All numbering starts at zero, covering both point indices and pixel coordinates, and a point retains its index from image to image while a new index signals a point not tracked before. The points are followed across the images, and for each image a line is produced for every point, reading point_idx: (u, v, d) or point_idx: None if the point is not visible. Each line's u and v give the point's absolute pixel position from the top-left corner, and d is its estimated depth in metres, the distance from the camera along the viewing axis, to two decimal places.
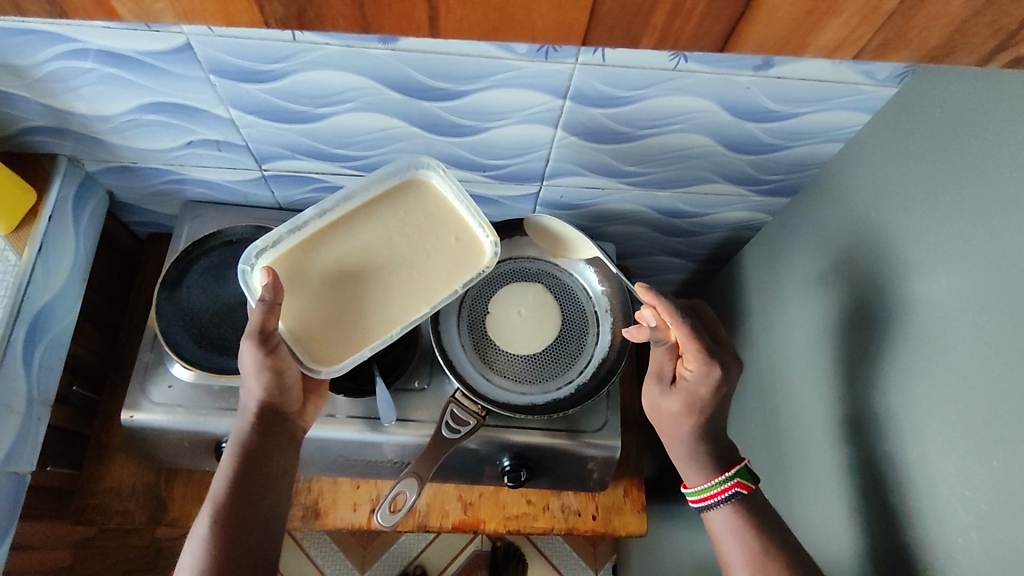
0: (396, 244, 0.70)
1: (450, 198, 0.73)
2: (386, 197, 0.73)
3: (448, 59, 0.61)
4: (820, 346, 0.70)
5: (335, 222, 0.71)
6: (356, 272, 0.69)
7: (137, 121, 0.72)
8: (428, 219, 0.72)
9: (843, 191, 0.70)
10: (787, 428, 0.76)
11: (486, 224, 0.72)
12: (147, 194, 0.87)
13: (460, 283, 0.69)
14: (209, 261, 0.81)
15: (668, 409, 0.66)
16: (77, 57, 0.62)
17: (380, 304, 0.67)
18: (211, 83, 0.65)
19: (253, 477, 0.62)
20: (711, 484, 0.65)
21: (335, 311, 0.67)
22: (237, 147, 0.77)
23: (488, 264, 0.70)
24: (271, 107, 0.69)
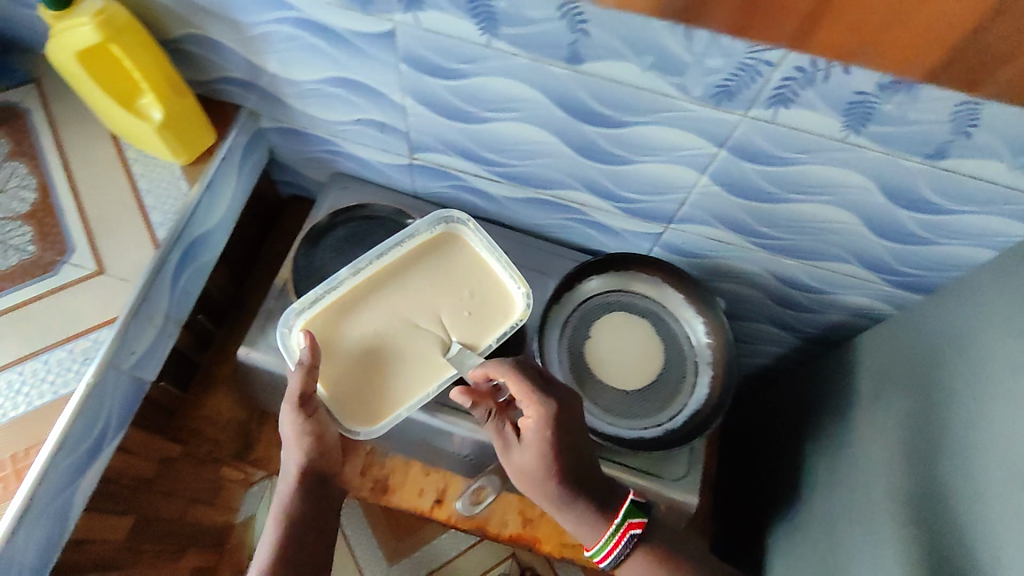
0: (427, 305, 0.75)
1: (481, 250, 0.78)
2: (422, 254, 0.78)
3: (622, 89, 0.64)
4: (926, 455, 0.67)
5: (369, 282, 0.75)
6: (394, 333, 0.73)
7: (320, 91, 0.78)
8: (465, 275, 0.77)
9: (985, 299, 0.67)
10: (871, 532, 0.72)
11: (517, 276, 0.77)
12: (304, 158, 0.94)
13: (494, 334, 0.74)
14: (344, 232, 0.86)
15: (536, 465, 0.65)
16: (291, 26, 0.69)
17: (418, 363, 0.72)
18: (398, 69, 0.71)
19: (298, 540, 0.66)
20: (608, 536, 0.66)
21: (370, 378, 0.72)
22: (398, 133, 0.83)
23: (521, 315, 0.75)
24: (444, 102, 0.74)
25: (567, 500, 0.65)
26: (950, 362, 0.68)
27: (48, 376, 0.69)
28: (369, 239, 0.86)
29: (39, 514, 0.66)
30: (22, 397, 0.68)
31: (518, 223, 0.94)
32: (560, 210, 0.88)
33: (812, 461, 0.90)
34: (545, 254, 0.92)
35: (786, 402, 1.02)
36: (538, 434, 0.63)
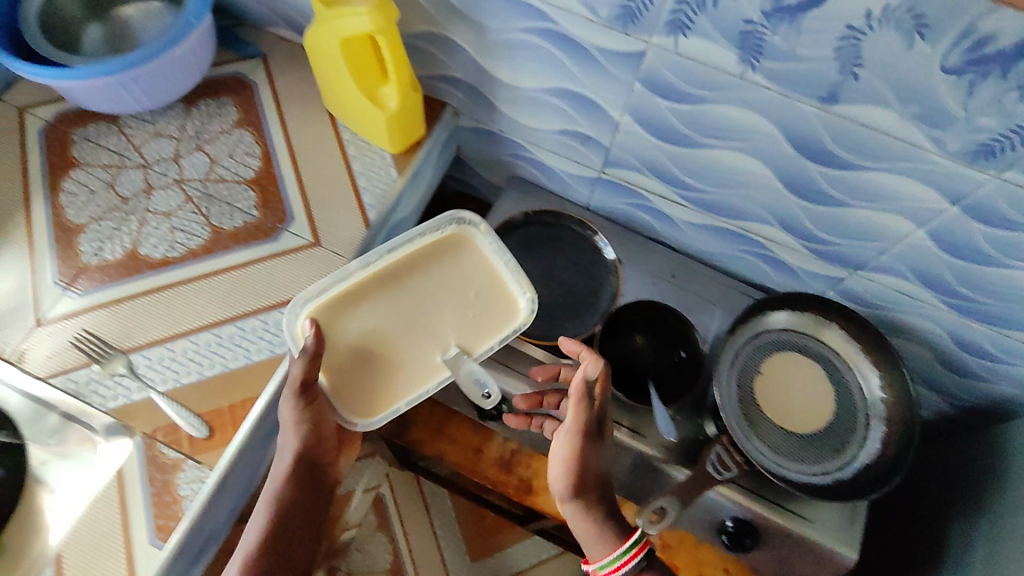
0: (433, 303, 0.75)
1: (493, 256, 0.78)
2: (432, 254, 0.77)
3: (871, 134, 0.64)
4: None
5: (376, 274, 0.75)
6: (401, 329, 0.74)
7: (536, 99, 0.81)
8: (472, 277, 0.77)
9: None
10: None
11: (523, 281, 0.77)
12: (487, 158, 0.98)
13: (495, 337, 0.75)
14: (527, 236, 0.90)
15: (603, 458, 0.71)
16: (537, 35, 0.72)
17: (422, 360, 0.73)
18: (631, 88, 0.72)
19: (286, 528, 0.65)
20: (616, 553, 0.67)
21: (371, 370, 0.72)
22: (598, 147, 0.84)
23: (524, 320, 0.75)
24: (664, 124, 0.74)
25: (584, 517, 0.68)
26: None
27: (266, 335, 0.74)
28: (547, 244, 0.89)
29: (237, 471, 0.69)
30: (242, 351, 0.73)
31: (689, 250, 0.93)
32: (741, 242, 0.88)
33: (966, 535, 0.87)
34: (715, 283, 0.92)
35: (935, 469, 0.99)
36: (570, 446, 0.67)
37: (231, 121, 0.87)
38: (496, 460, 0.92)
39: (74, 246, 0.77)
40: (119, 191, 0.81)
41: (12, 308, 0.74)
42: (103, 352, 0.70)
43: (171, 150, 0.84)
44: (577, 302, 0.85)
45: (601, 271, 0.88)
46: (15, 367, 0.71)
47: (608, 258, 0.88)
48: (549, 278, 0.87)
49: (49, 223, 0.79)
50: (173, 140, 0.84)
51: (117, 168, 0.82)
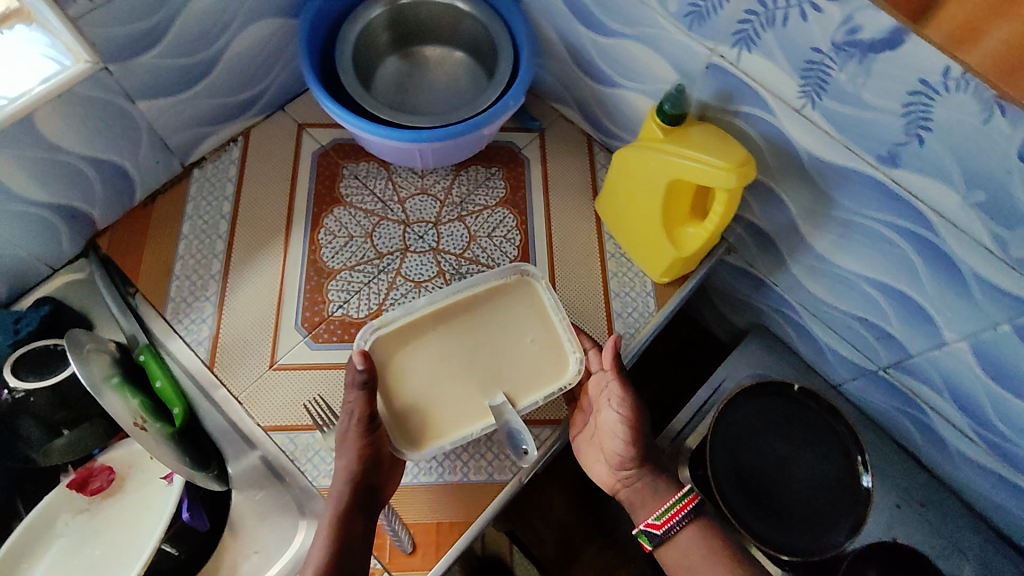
0: (489, 350, 0.67)
1: (549, 310, 0.69)
2: (492, 302, 0.70)
3: None
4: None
5: (439, 313, 0.68)
6: (446, 372, 0.66)
7: (846, 279, 0.70)
8: (524, 327, 0.69)
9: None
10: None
11: (575, 339, 0.69)
12: (734, 300, 0.88)
13: (543, 392, 0.66)
14: (777, 412, 0.79)
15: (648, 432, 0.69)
16: (897, 234, 0.61)
17: (461, 404, 0.65)
18: (997, 325, 0.60)
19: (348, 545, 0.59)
20: (669, 505, 0.68)
21: (424, 404, 0.64)
22: (895, 347, 0.72)
23: (571, 380, 0.66)
24: (1014, 372, 0.62)
25: (647, 482, 0.69)
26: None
27: (487, 455, 0.69)
28: (792, 426, 0.79)
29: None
30: (462, 464, 0.69)
31: (949, 480, 0.79)
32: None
33: None
34: (969, 531, 0.78)
35: None
36: (624, 416, 0.66)
37: (496, 197, 0.82)
38: None
39: (322, 292, 0.75)
40: (376, 244, 0.78)
41: (249, 340, 0.73)
42: (329, 421, 0.68)
43: (433, 213, 0.80)
44: (808, 517, 0.75)
45: (845, 505, 0.75)
46: (243, 407, 0.70)
47: (864, 485, 0.76)
48: (785, 468, 0.77)
49: (304, 259, 0.77)
50: (436, 202, 0.81)
51: (378, 218, 0.79)
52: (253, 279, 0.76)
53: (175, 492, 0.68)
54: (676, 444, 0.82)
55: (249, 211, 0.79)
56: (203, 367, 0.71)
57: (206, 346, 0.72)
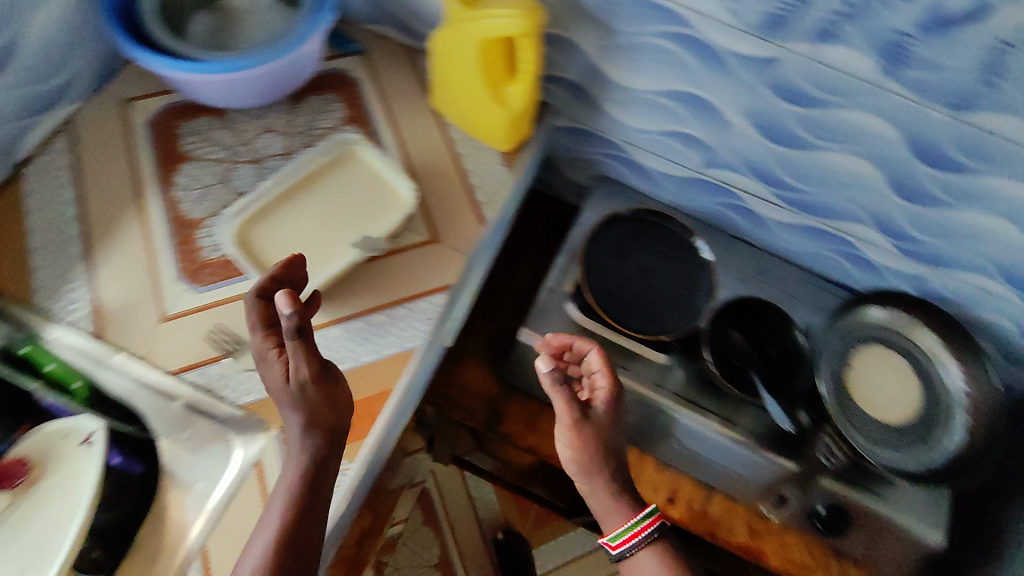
0: (338, 207, 0.76)
1: (376, 162, 0.78)
2: (327, 172, 0.77)
3: (991, 139, 0.68)
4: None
5: (287, 192, 0.75)
6: (306, 233, 0.74)
7: (650, 101, 0.84)
8: (362, 181, 0.78)
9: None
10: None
11: (402, 176, 0.77)
12: (575, 157, 1.00)
13: (392, 220, 0.75)
14: (635, 231, 0.92)
15: (600, 433, 0.75)
16: (671, 42, 0.74)
17: (328, 249, 0.73)
18: (757, 92, 0.75)
19: (311, 501, 0.60)
20: (623, 529, 0.74)
21: (297, 261, 0.72)
22: (703, 147, 0.87)
23: (411, 203, 0.76)
24: (783, 127, 0.78)
25: (602, 486, 0.75)
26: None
27: (394, 330, 0.74)
28: (643, 242, 0.91)
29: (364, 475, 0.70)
30: (372, 345, 0.73)
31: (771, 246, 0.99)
32: (827, 240, 0.93)
33: None
34: (803, 281, 0.96)
35: None
36: (566, 436, 0.74)
37: (339, 117, 0.87)
38: None
39: (192, 241, 0.77)
40: (234, 187, 0.81)
41: (133, 303, 0.73)
42: (236, 346, 0.70)
43: (281, 146, 0.84)
44: (667, 306, 0.88)
45: (683, 306, 0.88)
46: (143, 361, 0.70)
47: (704, 257, 0.90)
48: (647, 274, 0.90)
49: (165, 218, 0.78)
50: (281, 136, 0.85)
51: (229, 163, 0.82)
52: (119, 250, 0.76)
53: (96, 446, 0.71)
54: (557, 292, 0.92)
55: (94, 190, 0.79)
56: (92, 339, 0.71)
57: (88, 320, 0.72)
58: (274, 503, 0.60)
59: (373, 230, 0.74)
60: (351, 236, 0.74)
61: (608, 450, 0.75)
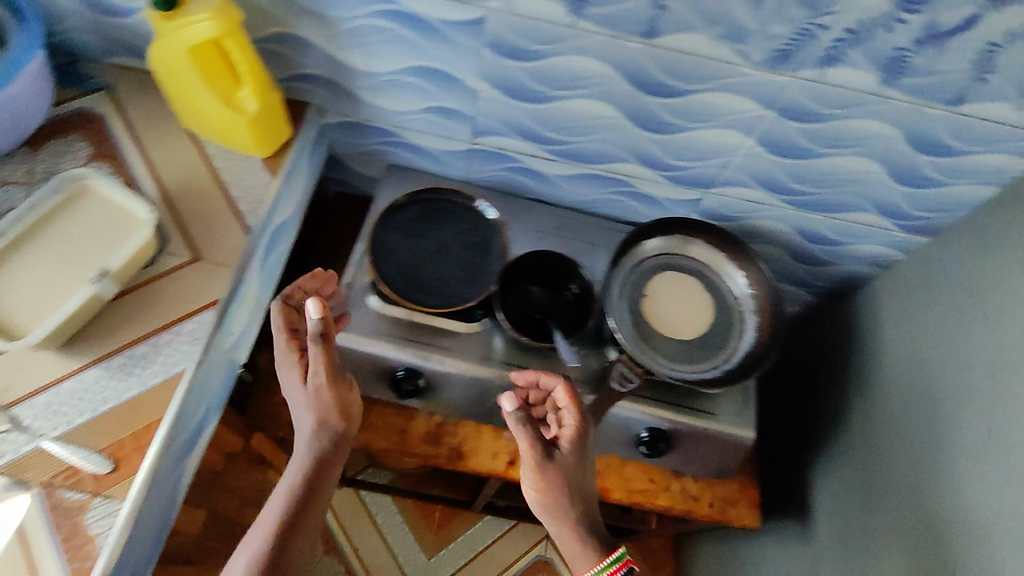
0: (75, 245, 0.73)
1: (112, 193, 0.76)
2: (62, 213, 0.75)
3: (690, 59, 0.72)
4: (983, 379, 0.76)
5: (16, 241, 0.72)
6: (42, 278, 0.71)
7: (396, 82, 0.84)
8: (101, 215, 0.75)
9: (1021, 234, 0.75)
10: (950, 465, 0.78)
11: (141, 201, 0.76)
12: (358, 151, 1.00)
13: (133, 246, 0.73)
14: (421, 211, 0.92)
15: (567, 474, 0.73)
16: (386, 19, 0.75)
17: (66, 289, 0.71)
18: (480, 55, 0.77)
19: (305, 495, 0.70)
20: (597, 569, 0.71)
21: (33, 308, 0.69)
22: (464, 118, 0.88)
23: (150, 225, 0.74)
24: (517, 84, 0.80)
25: (565, 529, 0.73)
26: (1001, 292, 0.76)
27: (159, 356, 0.73)
28: (434, 220, 0.92)
29: (148, 511, 0.67)
30: (137, 376, 0.71)
31: (564, 200, 1.02)
32: (607, 184, 0.97)
33: (854, 399, 1.00)
34: (599, 227, 1.00)
35: (813, 352, 1.13)
36: (530, 475, 0.74)
37: (83, 156, 0.82)
38: (423, 436, 0.94)
39: None
40: None
41: None
42: None
43: (18, 196, 0.79)
44: (463, 274, 0.89)
45: (479, 272, 0.89)
46: None
47: (490, 220, 0.93)
48: (441, 249, 0.90)
49: None
50: (18, 186, 0.79)
51: None
52: None
53: None
54: (357, 286, 0.91)
55: None
56: None
57: None
58: (278, 490, 0.70)
59: (114, 260, 0.72)
60: (90, 271, 0.71)
61: (575, 488, 0.74)
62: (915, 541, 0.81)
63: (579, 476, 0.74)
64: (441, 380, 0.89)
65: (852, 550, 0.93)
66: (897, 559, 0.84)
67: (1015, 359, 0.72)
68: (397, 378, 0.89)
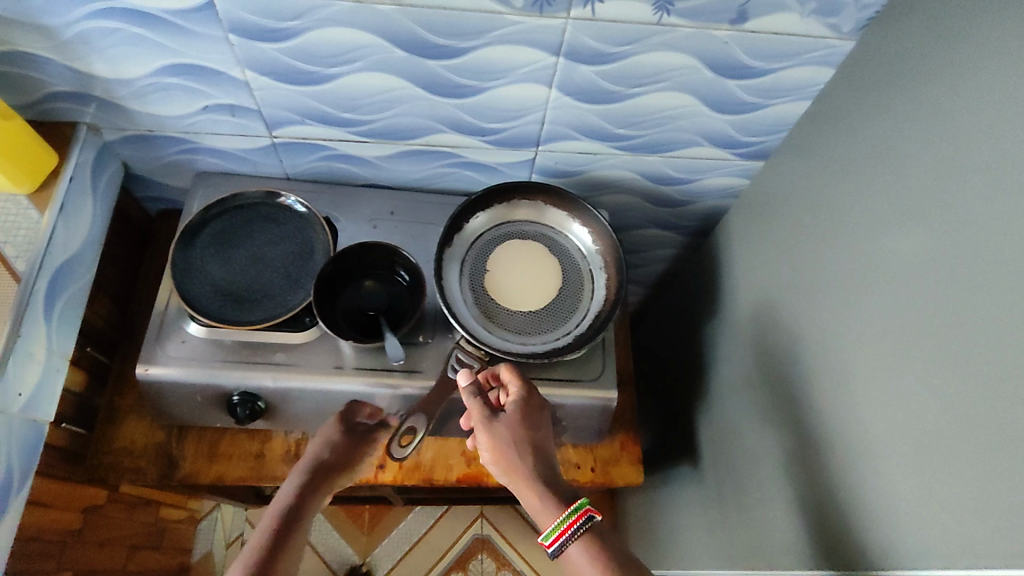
0: None
1: None
2: None
3: (450, 14, 0.66)
4: (830, 299, 0.72)
5: None
6: None
7: (157, 85, 0.76)
8: None
9: (835, 146, 0.73)
10: (809, 392, 0.75)
11: None
12: (160, 165, 0.91)
13: None
14: (230, 222, 0.85)
15: (507, 428, 0.73)
16: (110, 19, 0.67)
17: None
18: (230, 42, 0.69)
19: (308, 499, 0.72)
20: (554, 522, 0.65)
21: None
22: (251, 112, 0.80)
23: None
24: (285, 67, 0.73)
25: (524, 485, 0.70)
26: (835, 208, 0.72)
27: None
28: (245, 228, 0.85)
29: None
30: None
31: (396, 182, 0.96)
32: (432, 159, 0.91)
33: (723, 337, 0.97)
34: (436, 204, 0.94)
35: (689, 294, 1.11)
36: (482, 443, 0.74)
37: None
38: (282, 456, 0.88)
39: None
40: None
41: None
42: None
43: None
44: (285, 282, 0.82)
45: (304, 275, 0.83)
46: None
47: (306, 215, 0.86)
48: (258, 259, 0.83)
49: None
50: None
51: None
52: None
53: None
54: (174, 312, 0.84)
55: None
56: None
57: None
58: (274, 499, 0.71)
59: None
60: None
61: (519, 441, 0.72)
62: (781, 470, 0.81)
63: (530, 432, 0.74)
64: (282, 399, 0.83)
65: (737, 489, 0.92)
66: (771, 495, 0.82)
67: (851, 273, 0.68)
68: (233, 404, 0.82)
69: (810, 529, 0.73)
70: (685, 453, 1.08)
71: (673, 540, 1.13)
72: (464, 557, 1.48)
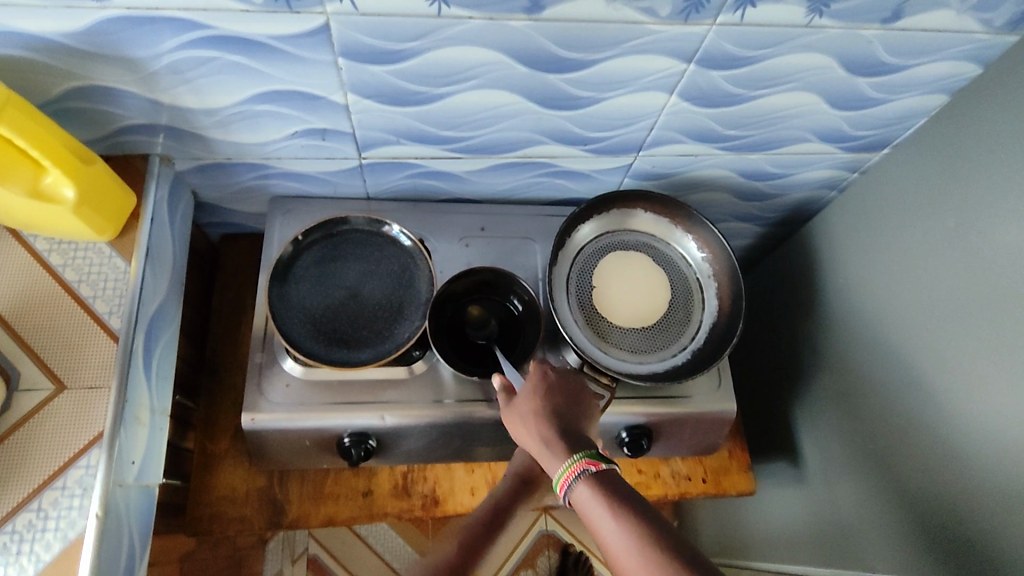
0: None
1: None
2: None
3: (586, 27, 0.60)
4: (923, 289, 0.77)
5: None
6: None
7: (245, 113, 0.69)
8: None
9: (978, 142, 0.71)
10: (903, 380, 0.80)
11: None
12: (232, 192, 0.84)
13: None
14: (322, 254, 0.80)
15: (521, 400, 0.66)
16: (203, 47, 0.59)
17: None
18: (337, 67, 0.62)
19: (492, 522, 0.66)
20: (562, 471, 0.59)
21: None
22: (342, 135, 0.74)
23: None
24: (392, 89, 0.66)
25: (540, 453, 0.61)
26: (937, 206, 0.76)
27: (50, 522, 0.60)
28: (341, 259, 0.80)
29: None
30: (26, 556, 0.59)
31: (482, 193, 0.90)
32: (525, 170, 0.85)
33: (824, 334, 0.95)
34: (527, 216, 0.89)
35: (777, 286, 1.08)
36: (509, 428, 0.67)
37: None
38: (391, 491, 0.85)
39: None
40: None
41: None
42: None
43: None
44: (388, 317, 0.78)
45: (407, 307, 0.78)
46: None
47: (407, 245, 0.81)
48: (356, 293, 0.78)
49: None
50: None
51: None
52: None
53: None
54: (270, 353, 0.78)
55: None
56: None
57: None
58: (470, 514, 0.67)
59: None
60: None
61: (530, 409, 0.64)
62: (878, 452, 0.85)
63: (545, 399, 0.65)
64: (392, 437, 0.80)
65: (846, 486, 0.92)
66: (888, 490, 0.83)
67: (952, 263, 0.73)
68: (342, 447, 0.78)
69: (922, 507, 0.77)
70: (781, 447, 1.07)
71: (766, 531, 1.14)
72: (532, 553, 1.48)
